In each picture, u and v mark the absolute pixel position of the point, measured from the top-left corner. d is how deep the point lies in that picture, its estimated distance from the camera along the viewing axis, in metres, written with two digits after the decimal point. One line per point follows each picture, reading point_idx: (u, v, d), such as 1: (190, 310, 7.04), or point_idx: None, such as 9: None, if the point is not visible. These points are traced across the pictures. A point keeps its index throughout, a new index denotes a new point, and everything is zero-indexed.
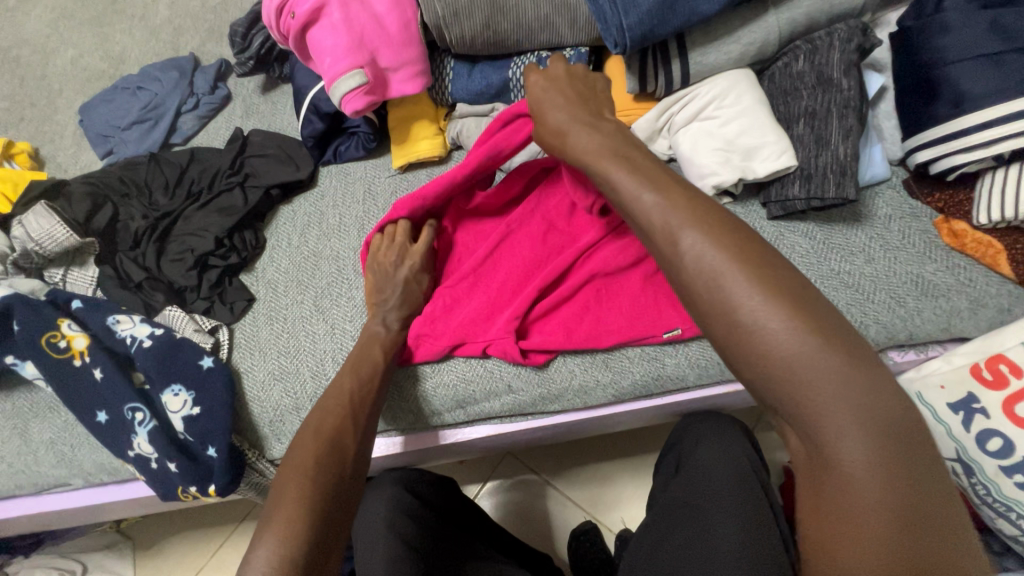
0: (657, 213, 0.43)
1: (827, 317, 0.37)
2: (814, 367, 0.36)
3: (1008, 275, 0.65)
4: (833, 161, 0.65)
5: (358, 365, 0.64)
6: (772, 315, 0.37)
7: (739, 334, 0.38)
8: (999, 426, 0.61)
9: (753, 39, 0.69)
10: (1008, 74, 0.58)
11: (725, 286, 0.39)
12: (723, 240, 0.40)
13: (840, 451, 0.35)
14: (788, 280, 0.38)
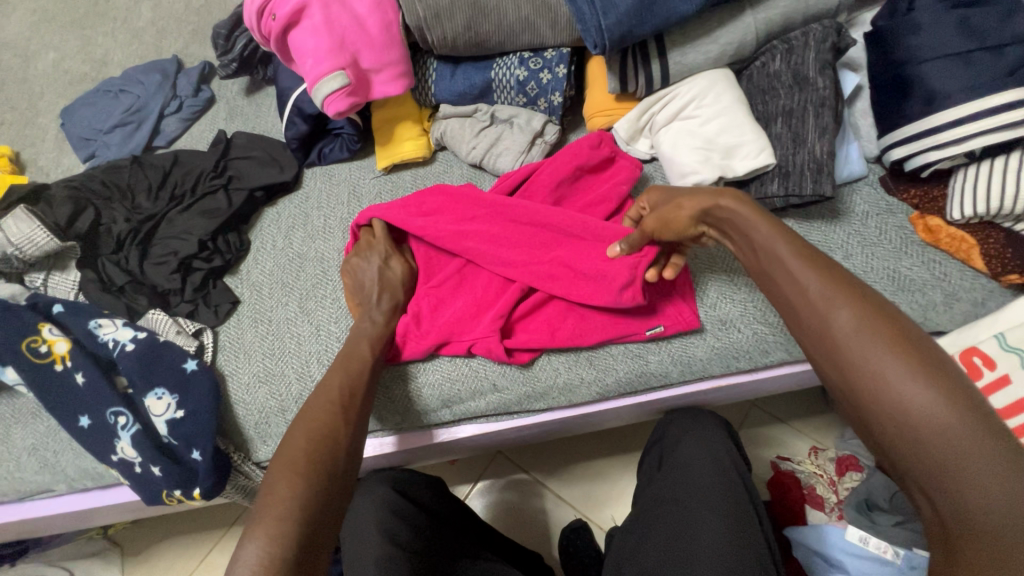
0: (809, 291, 0.48)
1: (977, 395, 0.40)
2: (957, 434, 0.38)
3: (981, 269, 0.66)
4: (811, 159, 0.66)
5: (348, 360, 0.64)
6: (914, 389, 0.41)
7: (877, 398, 0.42)
8: None
9: (731, 39, 0.70)
10: (978, 72, 0.60)
11: (870, 357, 0.43)
12: (874, 318, 0.44)
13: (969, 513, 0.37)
14: (940, 361, 0.42)
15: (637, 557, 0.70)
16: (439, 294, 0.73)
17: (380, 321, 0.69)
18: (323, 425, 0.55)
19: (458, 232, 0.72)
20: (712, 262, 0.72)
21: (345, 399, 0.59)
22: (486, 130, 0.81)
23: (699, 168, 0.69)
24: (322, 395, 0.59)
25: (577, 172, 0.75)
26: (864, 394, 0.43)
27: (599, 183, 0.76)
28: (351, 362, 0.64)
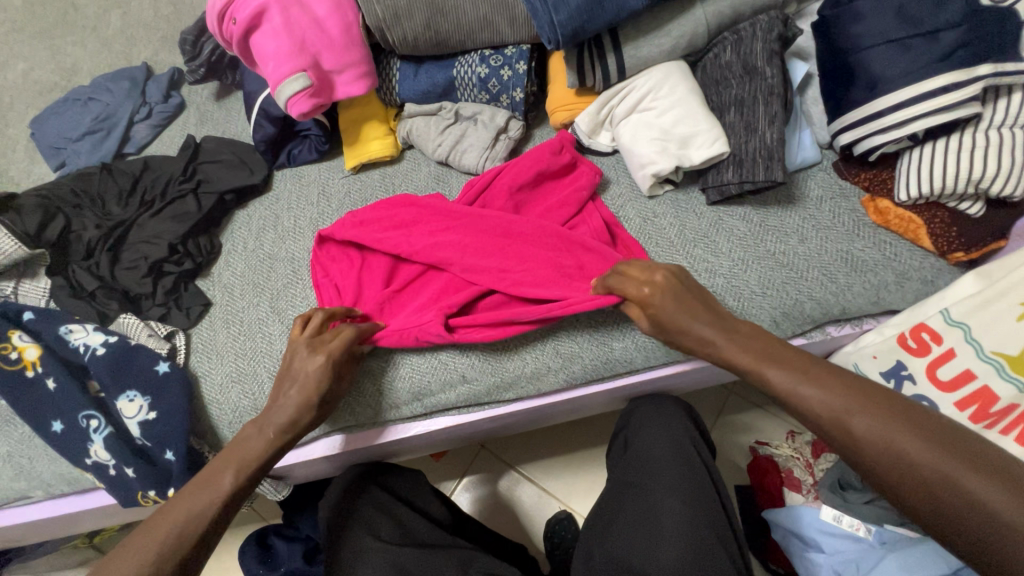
0: (822, 407, 0.52)
1: (978, 453, 0.47)
2: (999, 506, 0.44)
3: (929, 248, 0.68)
4: (761, 146, 0.68)
5: (202, 487, 0.60)
6: (943, 472, 0.46)
7: (930, 496, 0.46)
8: (925, 392, 0.64)
9: (683, 32, 0.72)
10: (916, 56, 0.62)
11: (902, 454, 0.48)
12: (881, 415, 0.50)
13: None
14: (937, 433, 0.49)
15: (607, 542, 0.72)
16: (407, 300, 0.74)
17: (268, 435, 0.63)
18: (135, 562, 0.54)
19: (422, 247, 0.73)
20: (672, 250, 0.74)
21: (177, 535, 0.56)
22: (451, 128, 0.82)
23: (657, 159, 0.71)
24: (156, 523, 0.57)
25: (538, 176, 0.77)
26: (941, 500, 0.46)
27: (561, 187, 0.78)
28: (207, 488, 0.60)
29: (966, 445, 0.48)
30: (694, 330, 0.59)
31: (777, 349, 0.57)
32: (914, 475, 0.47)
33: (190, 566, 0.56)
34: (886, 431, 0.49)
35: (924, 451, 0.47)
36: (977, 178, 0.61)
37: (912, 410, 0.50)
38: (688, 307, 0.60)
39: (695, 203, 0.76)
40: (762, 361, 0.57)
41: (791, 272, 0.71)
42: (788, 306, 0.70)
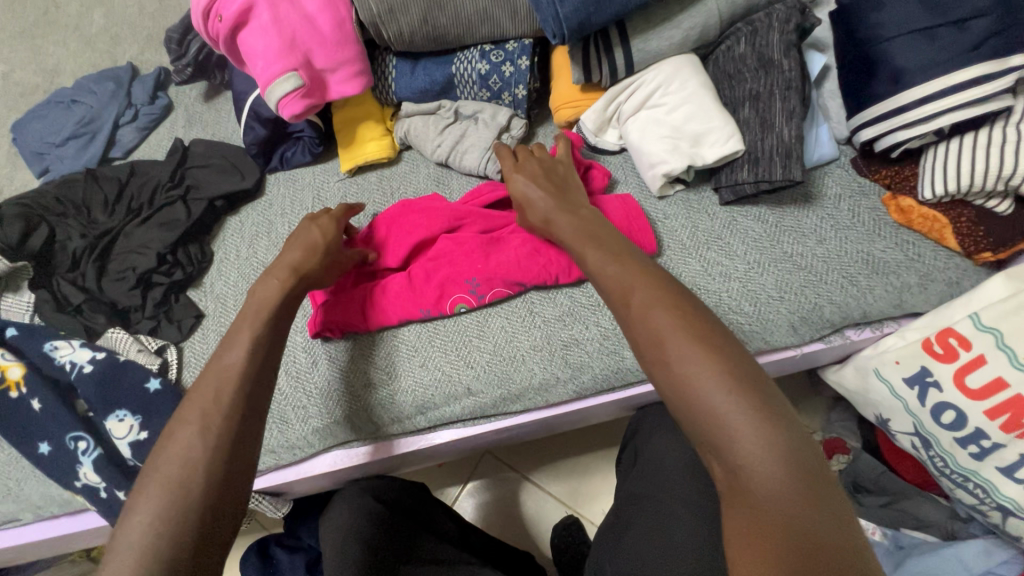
0: (614, 278, 0.52)
1: (738, 357, 0.45)
2: (707, 384, 0.43)
3: (954, 248, 0.65)
4: (778, 143, 0.64)
5: (226, 348, 0.55)
6: (680, 343, 0.45)
7: (662, 359, 0.46)
8: (952, 399, 0.62)
9: (694, 24, 0.68)
10: (944, 47, 0.58)
11: (657, 323, 0.47)
12: (665, 296, 0.49)
13: (735, 461, 0.41)
14: (706, 325, 0.47)
15: (619, 557, 0.69)
16: (428, 271, 0.71)
17: (290, 283, 0.61)
18: (191, 430, 0.48)
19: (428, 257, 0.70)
20: (684, 253, 0.71)
21: (224, 382, 0.51)
22: (451, 127, 0.79)
23: (668, 158, 0.68)
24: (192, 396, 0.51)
25: None
26: (666, 366, 0.46)
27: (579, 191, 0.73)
28: (227, 351, 0.54)
29: (735, 353, 0.45)
30: (543, 197, 0.63)
31: (631, 265, 0.53)
32: (690, 402, 0.43)
33: (250, 408, 0.51)
34: (684, 351, 0.45)
35: (712, 381, 0.43)
36: (1008, 175, 0.58)
37: (691, 305, 0.49)
38: (539, 174, 0.66)
39: (708, 203, 0.72)
40: (614, 280, 0.52)
41: (810, 275, 0.68)
42: (807, 310, 0.67)
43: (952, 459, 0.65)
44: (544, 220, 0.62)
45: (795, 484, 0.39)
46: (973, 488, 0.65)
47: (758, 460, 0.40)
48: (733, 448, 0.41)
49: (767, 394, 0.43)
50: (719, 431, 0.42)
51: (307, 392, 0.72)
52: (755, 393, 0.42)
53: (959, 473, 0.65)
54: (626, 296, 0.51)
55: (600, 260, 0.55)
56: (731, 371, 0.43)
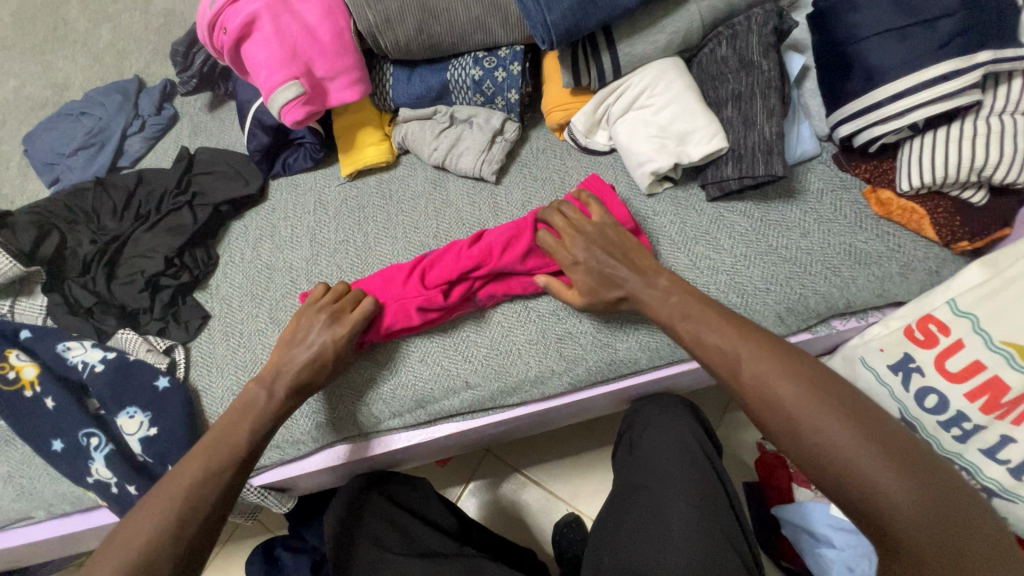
0: (715, 341, 0.57)
1: (853, 400, 0.51)
2: (836, 435, 0.48)
3: (932, 238, 0.68)
4: (760, 140, 0.67)
5: (224, 436, 0.62)
6: (797, 400, 0.51)
7: (789, 417, 0.50)
8: (934, 383, 0.64)
9: (677, 28, 0.71)
10: (915, 46, 0.61)
11: (773, 384, 0.52)
12: (768, 354, 0.54)
13: (877, 500, 0.46)
14: (817, 376, 0.52)
15: (615, 546, 0.71)
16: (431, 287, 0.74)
17: (278, 401, 0.65)
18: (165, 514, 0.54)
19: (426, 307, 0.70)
20: (673, 248, 0.73)
21: (201, 479, 0.57)
22: (447, 131, 0.82)
23: (655, 157, 0.70)
24: (174, 476, 0.58)
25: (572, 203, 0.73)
26: (794, 423, 0.50)
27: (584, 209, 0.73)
28: (222, 439, 0.61)
29: (849, 396, 0.51)
30: (619, 273, 0.65)
31: (727, 328, 0.58)
32: (837, 471, 0.47)
33: (223, 501, 0.58)
34: (812, 413, 0.50)
35: (859, 448, 0.47)
36: (980, 167, 0.61)
37: (795, 357, 0.54)
38: (599, 244, 0.67)
39: (696, 200, 0.75)
40: (718, 353, 0.56)
41: (794, 267, 0.70)
42: (792, 301, 0.70)
43: (936, 443, 0.66)
44: (622, 298, 0.66)
45: (927, 503, 0.45)
46: (959, 472, 0.66)
47: (916, 520, 0.45)
48: (886, 513, 0.45)
49: (885, 428, 0.49)
50: (849, 476, 0.47)
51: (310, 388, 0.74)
52: (893, 449, 0.47)
53: (944, 457, 0.66)
54: (739, 371, 0.54)
55: (708, 334, 0.58)
56: (870, 432, 0.48)
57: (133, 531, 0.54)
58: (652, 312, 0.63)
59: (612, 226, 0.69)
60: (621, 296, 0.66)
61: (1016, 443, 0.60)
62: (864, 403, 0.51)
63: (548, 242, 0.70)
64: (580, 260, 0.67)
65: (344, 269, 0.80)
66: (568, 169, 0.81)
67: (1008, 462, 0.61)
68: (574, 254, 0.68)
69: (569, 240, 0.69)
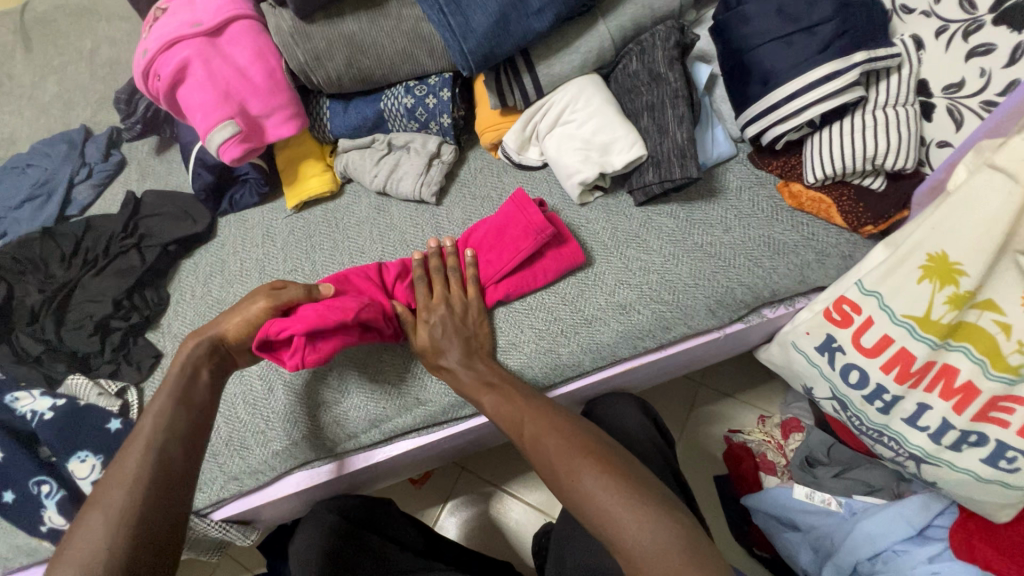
0: (506, 412, 0.64)
1: (603, 451, 0.58)
2: (593, 482, 0.55)
3: (842, 225, 0.72)
4: (674, 146, 0.72)
5: (138, 437, 0.57)
6: (566, 453, 0.58)
7: (562, 473, 0.57)
8: (854, 359, 0.68)
9: (590, 47, 0.76)
10: (801, 50, 0.66)
11: (544, 443, 0.60)
12: (547, 420, 0.62)
13: (630, 539, 0.51)
14: (586, 436, 0.60)
15: (575, 548, 0.73)
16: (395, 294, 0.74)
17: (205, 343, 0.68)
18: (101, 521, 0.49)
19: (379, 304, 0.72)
20: (606, 252, 0.77)
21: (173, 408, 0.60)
22: (385, 158, 0.85)
23: (580, 168, 0.75)
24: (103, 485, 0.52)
25: (504, 226, 0.76)
26: (563, 478, 0.57)
27: (510, 225, 0.75)
28: (136, 442, 0.56)
29: (610, 450, 0.59)
30: (449, 347, 0.70)
31: (520, 400, 0.65)
32: (592, 509, 0.53)
33: (175, 477, 0.54)
34: (573, 466, 0.57)
35: (594, 484, 0.54)
36: (872, 155, 0.66)
37: (565, 423, 0.62)
38: (451, 323, 0.71)
39: (624, 205, 0.79)
40: (507, 418, 0.64)
41: (718, 262, 0.74)
42: (720, 293, 0.73)
43: (864, 416, 0.71)
44: (445, 369, 0.69)
45: (667, 532, 0.50)
46: (887, 441, 0.71)
47: (648, 543, 0.50)
48: (625, 533, 0.51)
49: (635, 475, 0.56)
50: (608, 521, 0.52)
51: (265, 417, 0.75)
52: (633, 488, 0.54)
53: (874, 428, 0.71)
54: (524, 432, 0.62)
55: (495, 400, 0.65)
56: (607, 472, 0.55)
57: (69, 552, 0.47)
58: (465, 390, 0.68)
59: (474, 309, 0.73)
60: (441, 366, 0.70)
61: (931, 410, 0.64)
62: (620, 457, 0.58)
63: (421, 292, 0.74)
64: (431, 321, 0.71)
65: None
66: (505, 185, 0.85)
67: (927, 429, 0.65)
68: (430, 313, 0.72)
69: (435, 302, 0.73)
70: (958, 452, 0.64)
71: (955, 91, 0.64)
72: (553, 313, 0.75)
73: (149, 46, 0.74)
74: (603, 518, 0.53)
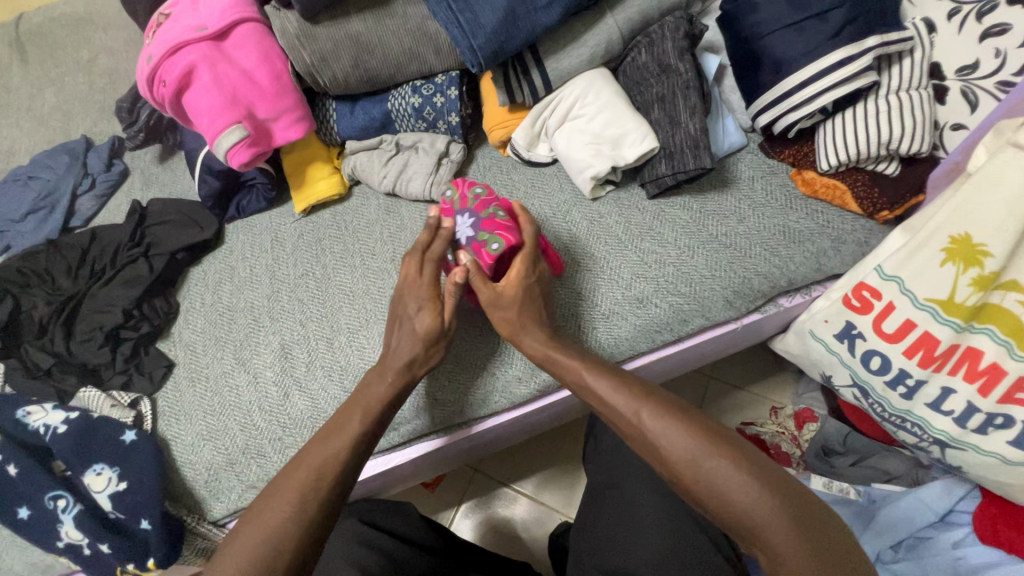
0: (615, 397, 0.60)
1: (729, 441, 0.55)
2: (726, 477, 0.52)
3: (857, 211, 0.72)
4: (687, 137, 0.71)
5: (330, 435, 0.61)
6: (683, 439, 0.55)
7: (684, 463, 0.54)
8: (875, 346, 0.67)
9: (598, 41, 0.75)
10: (812, 36, 0.66)
11: (662, 427, 0.56)
12: (660, 403, 0.58)
13: (777, 544, 0.49)
14: (704, 421, 0.57)
15: (594, 548, 0.72)
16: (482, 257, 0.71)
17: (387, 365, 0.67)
18: (289, 504, 0.55)
19: (495, 216, 0.69)
20: (620, 246, 0.76)
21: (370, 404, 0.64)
22: (394, 158, 0.84)
23: (593, 162, 0.75)
24: (293, 470, 0.58)
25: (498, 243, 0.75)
26: (689, 468, 0.53)
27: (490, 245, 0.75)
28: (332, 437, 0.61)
29: (736, 440, 0.55)
30: (537, 307, 0.67)
31: (627, 384, 0.61)
32: (727, 505, 0.51)
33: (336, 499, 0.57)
34: (698, 455, 0.53)
35: (739, 485, 0.51)
36: (887, 140, 0.66)
37: (678, 408, 0.58)
38: (540, 289, 0.68)
39: (636, 199, 0.79)
40: (622, 404, 0.59)
41: (734, 252, 0.74)
42: (737, 284, 0.73)
43: (887, 402, 0.71)
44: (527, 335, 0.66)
45: (817, 540, 0.48)
46: (911, 427, 0.71)
47: (800, 550, 0.48)
48: (771, 537, 0.49)
49: (772, 472, 0.53)
50: (750, 521, 0.50)
51: (281, 424, 0.74)
52: (775, 487, 0.51)
53: (897, 415, 0.71)
54: (636, 415, 0.58)
55: (597, 380, 0.62)
56: (755, 479, 0.51)
57: (257, 522, 0.54)
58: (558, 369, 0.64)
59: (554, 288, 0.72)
60: (520, 340, 0.67)
61: (955, 393, 0.64)
62: (748, 447, 0.54)
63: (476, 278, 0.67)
64: (528, 278, 0.67)
65: (304, 304, 0.80)
66: (514, 182, 0.84)
67: (951, 413, 0.65)
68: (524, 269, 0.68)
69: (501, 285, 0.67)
70: (983, 435, 0.64)
71: (969, 72, 0.64)
72: (570, 308, 0.74)
73: (153, 52, 0.73)
74: (742, 514, 0.50)
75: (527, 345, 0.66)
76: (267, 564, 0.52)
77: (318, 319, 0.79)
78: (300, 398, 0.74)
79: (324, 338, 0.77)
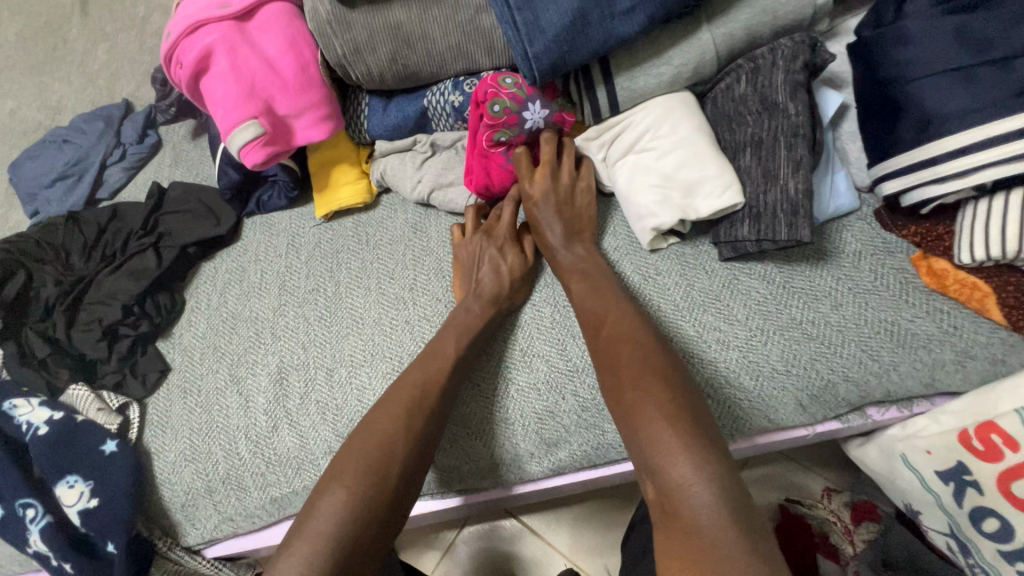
0: (587, 303, 0.60)
1: (677, 375, 0.52)
2: (643, 398, 0.50)
3: (999, 322, 0.55)
4: (783, 199, 0.56)
5: (431, 358, 0.61)
6: (628, 358, 0.54)
7: (617, 378, 0.54)
8: (994, 505, 0.52)
9: (687, 59, 0.60)
10: (983, 89, 0.49)
11: (616, 342, 0.56)
12: (626, 322, 0.57)
13: (668, 474, 0.46)
14: (664, 353, 0.54)
15: None
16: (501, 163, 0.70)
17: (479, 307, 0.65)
18: (377, 445, 0.55)
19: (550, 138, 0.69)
20: (676, 316, 0.63)
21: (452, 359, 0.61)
22: (428, 162, 0.75)
23: (656, 211, 0.61)
24: (397, 393, 0.59)
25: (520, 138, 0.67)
26: (621, 381, 0.53)
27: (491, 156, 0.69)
28: (410, 389, 0.59)
29: (683, 376, 0.53)
30: (550, 227, 0.66)
31: (607, 297, 0.60)
32: (635, 425, 0.50)
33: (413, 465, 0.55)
34: (636, 374, 0.52)
35: (653, 407, 0.49)
36: None
37: (640, 333, 0.56)
38: (557, 200, 0.66)
39: (705, 258, 0.64)
40: (590, 312, 0.60)
41: (822, 347, 0.59)
42: (818, 388, 0.58)
43: None
44: (547, 244, 0.66)
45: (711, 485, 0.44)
46: None
47: (692, 486, 0.45)
48: (665, 467, 0.46)
49: (698, 415, 0.49)
50: (648, 446, 0.48)
51: (266, 459, 0.67)
52: (692, 425, 0.48)
53: None
54: (601, 329, 0.58)
55: (584, 290, 0.62)
56: (671, 410, 0.49)
57: (364, 432, 0.56)
58: (561, 271, 0.65)
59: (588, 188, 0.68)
60: (542, 243, 0.67)
61: None
62: (689, 384, 0.52)
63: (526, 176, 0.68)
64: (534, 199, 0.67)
65: (310, 324, 0.72)
66: None
67: None
68: (533, 191, 0.67)
69: (538, 175, 0.67)
70: None
71: None
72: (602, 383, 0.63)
73: (173, 29, 0.65)
74: (644, 436, 0.49)
75: (549, 254, 0.67)
76: (350, 501, 0.51)
77: (321, 345, 0.71)
78: (288, 433, 0.67)
79: (324, 370, 0.69)
